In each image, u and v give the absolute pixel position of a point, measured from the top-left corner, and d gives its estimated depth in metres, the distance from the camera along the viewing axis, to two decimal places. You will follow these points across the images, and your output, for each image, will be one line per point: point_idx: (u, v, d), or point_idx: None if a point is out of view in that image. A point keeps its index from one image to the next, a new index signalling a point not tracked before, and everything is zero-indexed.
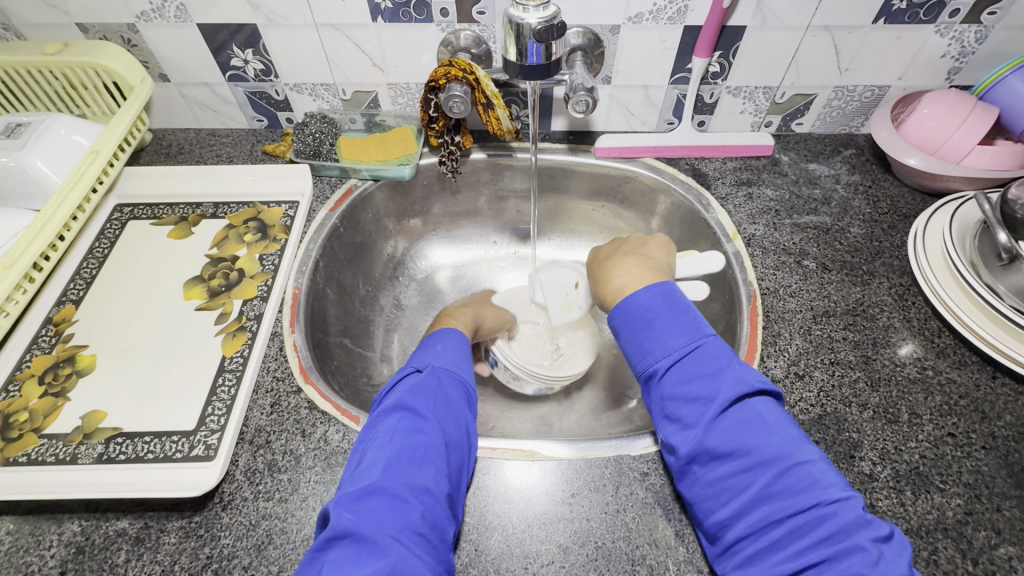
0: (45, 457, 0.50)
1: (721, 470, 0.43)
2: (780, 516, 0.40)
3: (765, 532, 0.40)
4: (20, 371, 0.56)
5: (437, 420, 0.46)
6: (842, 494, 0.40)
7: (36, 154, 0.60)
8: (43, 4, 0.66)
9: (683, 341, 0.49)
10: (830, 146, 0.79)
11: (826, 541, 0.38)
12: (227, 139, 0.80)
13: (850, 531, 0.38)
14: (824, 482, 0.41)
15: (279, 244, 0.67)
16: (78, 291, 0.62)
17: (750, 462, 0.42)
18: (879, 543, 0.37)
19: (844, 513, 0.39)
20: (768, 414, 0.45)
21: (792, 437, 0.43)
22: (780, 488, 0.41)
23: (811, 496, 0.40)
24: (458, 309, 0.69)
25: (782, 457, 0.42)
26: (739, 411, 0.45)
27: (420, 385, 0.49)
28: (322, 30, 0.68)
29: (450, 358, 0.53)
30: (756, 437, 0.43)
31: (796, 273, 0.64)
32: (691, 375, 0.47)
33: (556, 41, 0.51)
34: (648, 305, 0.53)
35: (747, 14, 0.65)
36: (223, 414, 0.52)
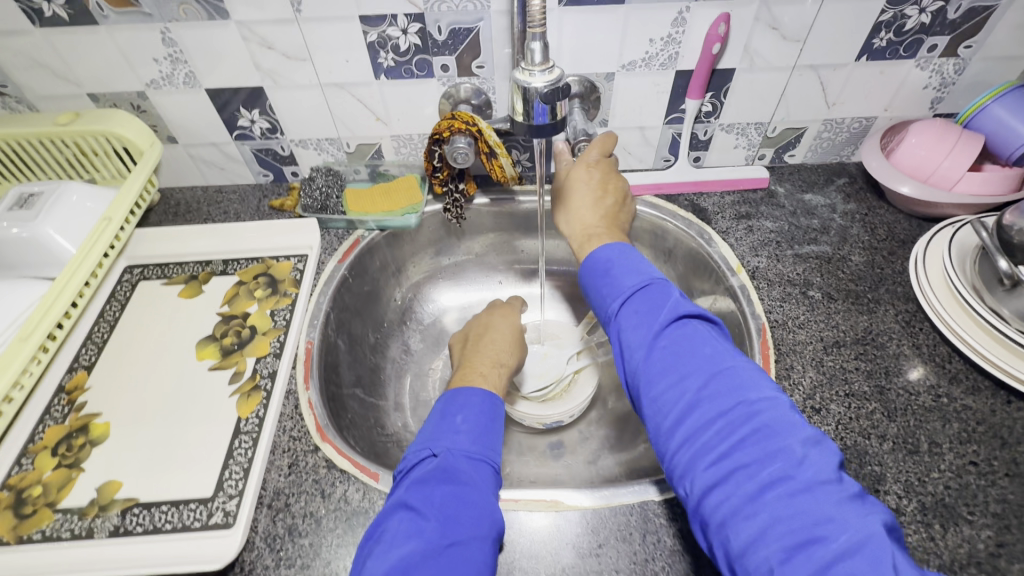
0: (60, 534, 0.49)
1: (660, 384, 0.44)
2: (710, 419, 0.41)
3: (698, 437, 0.40)
4: (32, 444, 0.55)
5: (439, 518, 0.42)
6: (769, 395, 0.41)
7: (48, 223, 0.61)
8: (56, 77, 0.68)
9: (635, 280, 0.51)
10: (823, 176, 0.81)
11: (753, 440, 0.38)
12: (233, 196, 0.82)
13: (777, 430, 0.38)
14: (752, 386, 0.41)
15: (289, 298, 0.67)
16: (90, 356, 0.62)
17: (684, 376, 0.43)
18: (805, 444, 0.38)
19: (770, 412, 0.39)
20: (705, 333, 0.46)
21: (727, 351, 0.44)
22: (711, 392, 0.42)
23: (739, 398, 0.41)
24: (489, 367, 0.63)
25: (715, 366, 0.43)
26: (680, 330, 0.46)
27: (427, 479, 0.45)
28: (327, 89, 0.70)
29: (468, 439, 0.49)
30: (693, 351, 0.44)
31: (803, 304, 0.65)
32: (639, 306, 0.48)
33: (561, 102, 0.54)
34: (609, 257, 0.54)
35: (735, 58, 0.68)
36: (241, 479, 0.52)
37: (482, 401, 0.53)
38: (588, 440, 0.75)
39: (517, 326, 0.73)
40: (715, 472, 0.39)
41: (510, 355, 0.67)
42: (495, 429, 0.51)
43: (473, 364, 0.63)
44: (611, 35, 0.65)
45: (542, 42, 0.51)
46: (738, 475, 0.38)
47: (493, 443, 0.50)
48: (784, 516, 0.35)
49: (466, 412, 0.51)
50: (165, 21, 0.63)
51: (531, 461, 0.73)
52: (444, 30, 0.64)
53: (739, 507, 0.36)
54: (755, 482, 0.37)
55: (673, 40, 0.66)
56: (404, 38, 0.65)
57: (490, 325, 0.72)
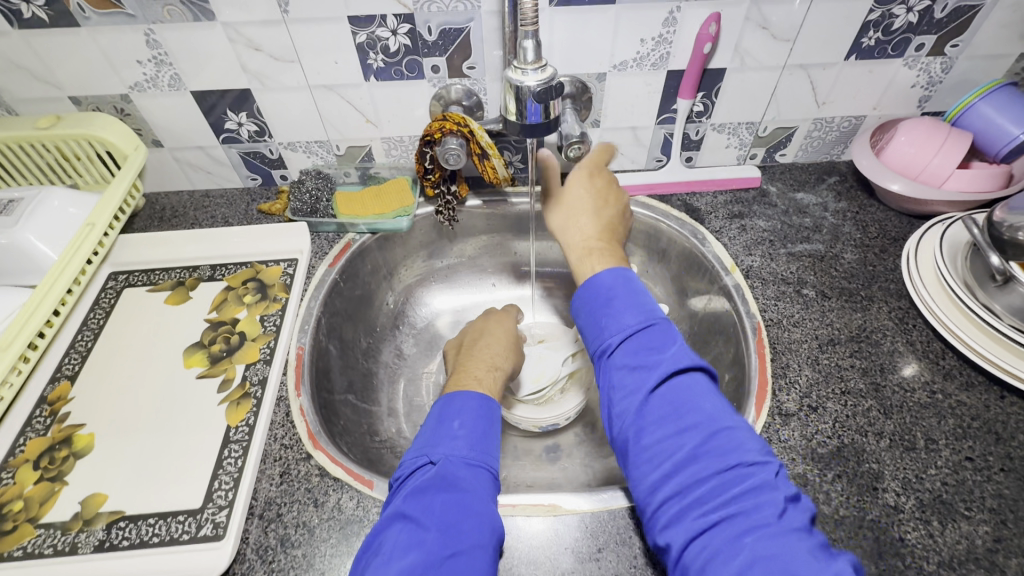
0: (42, 550, 0.47)
1: (654, 434, 0.44)
2: (701, 472, 0.41)
3: (686, 489, 0.41)
4: (13, 457, 0.53)
5: (438, 527, 0.42)
6: (760, 454, 0.41)
7: (29, 230, 0.59)
8: (36, 80, 0.67)
9: (637, 319, 0.50)
10: (814, 174, 0.81)
11: (740, 494, 0.39)
12: (221, 200, 0.80)
13: (762, 486, 0.39)
14: (745, 443, 0.42)
15: (279, 303, 0.66)
16: (73, 366, 0.61)
17: (680, 428, 0.43)
18: (788, 501, 0.39)
19: (758, 470, 0.40)
20: (703, 386, 0.46)
21: (722, 408, 0.45)
22: (704, 447, 0.42)
23: (731, 453, 0.41)
24: (484, 372, 0.62)
25: (712, 422, 0.43)
26: (677, 381, 0.46)
27: (426, 487, 0.44)
28: (316, 91, 0.70)
29: (465, 445, 0.48)
30: (691, 403, 0.44)
31: (797, 303, 0.65)
32: (640, 351, 0.48)
33: (554, 102, 0.53)
34: (609, 287, 0.53)
35: (726, 58, 0.68)
36: (231, 489, 0.51)
37: (478, 406, 0.52)
38: (584, 443, 0.74)
39: (514, 332, 0.73)
40: (699, 522, 0.39)
41: (506, 359, 0.67)
42: (491, 436, 0.51)
43: (467, 367, 0.62)
44: (602, 35, 0.65)
45: (535, 40, 0.50)
46: (722, 527, 0.38)
47: (490, 448, 0.49)
48: (762, 560, 0.35)
49: (465, 420, 0.50)
50: (149, 22, 0.61)
51: (527, 465, 0.72)
52: (434, 30, 0.63)
53: (721, 556, 0.37)
54: (737, 533, 0.37)
55: (664, 40, 0.66)
56: (394, 39, 0.64)
57: (488, 330, 0.72)
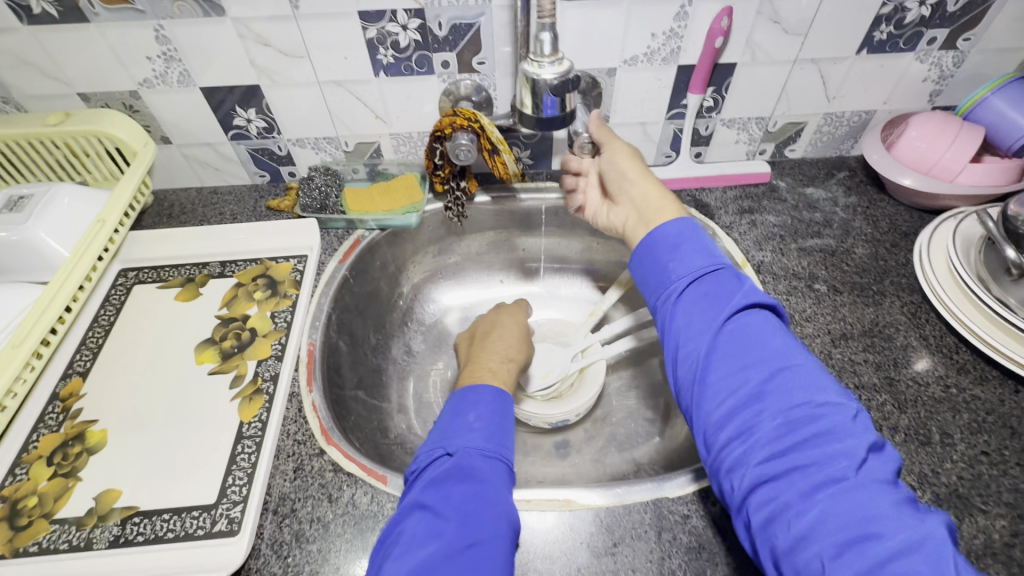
0: (58, 545, 0.47)
1: (719, 373, 0.44)
2: (772, 415, 0.41)
3: (753, 432, 0.40)
4: (26, 453, 0.53)
5: (457, 518, 0.42)
6: (837, 400, 0.41)
7: (40, 226, 0.59)
8: (45, 76, 0.66)
9: (704, 261, 0.50)
10: (823, 170, 0.81)
11: (812, 439, 0.39)
12: (229, 197, 0.80)
13: (838, 432, 0.39)
14: (819, 387, 0.42)
15: (290, 300, 0.66)
16: (84, 362, 0.60)
17: (749, 370, 0.43)
18: (867, 449, 0.38)
19: (832, 415, 0.40)
20: (771, 327, 0.46)
21: (793, 349, 0.45)
22: (775, 388, 0.42)
23: (803, 397, 0.41)
24: (498, 363, 0.62)
25: (780, 362, 0.43)
26: (745, 321, 0.46)
27: (445, 478, 0.44)
28: (325, 87, 0.69)
29: (482, 436, 0.48)
30: (760, 344, 0.44)
31: (809, 297, 0.65)
32: (706, 293, 0.48)
33: (570, 95, 0.53)
34: (675, 233, 0.52)
35: (737, 52, 0.68)
36: (245, 484, 0.50)
37: (493, 399, 0.52)
38: (594, 439, 0.74)
39: (525, 324, 0.73)
40: (770, 467, 0.39)
41: (520, 350, 0.67)
42: (507, 427, 0.51)
43: (480, 359, 0.62)
44: (613, 30, 0.64)
45: (552, 33, 0.50)
46: (793, 473, 0.38)
47: (506, 440, 0.49)
48: (835, 515, 0.35)
49: (480, 412, 0.50)
50: (158, 18, 0.61)
51: (538, 461, 0.72)
52: (444, 26, 0.63)
53: (794, 500, 0.37)
54: (810, 480, 0.37)
55: (675, 35, 0.65)
56: (404, 34, 0.64)
57: (499, 322, 0.72)
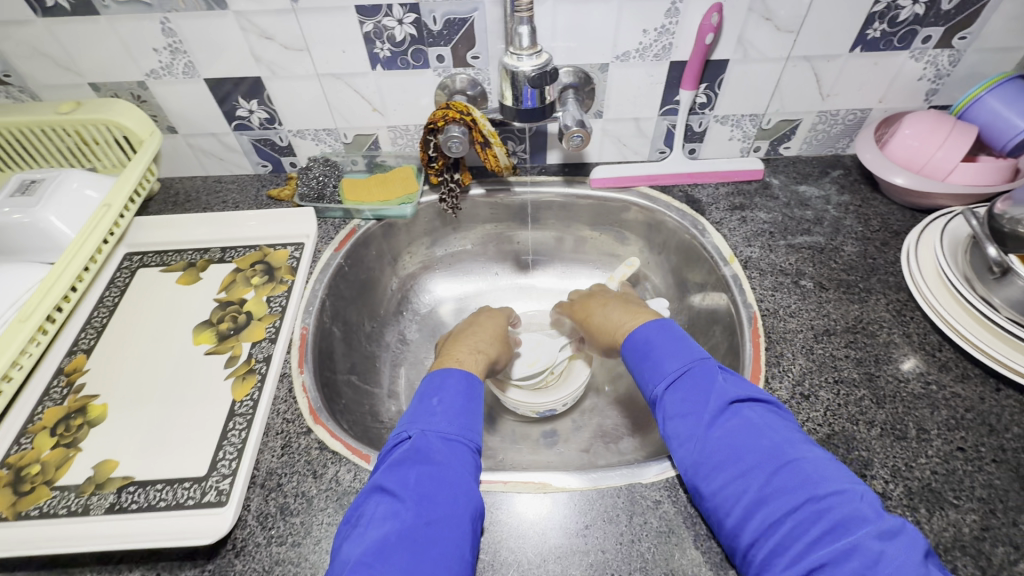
0: (57, 510, 0.50)
1: (720, 479, 0.45)
2: (781, 516, 0.41)
3: (770, 536, 0.41)
4: (32, 424, 0.56)
5: (414, 498, 0.43)
6: (839, 489, 0.41)
7: (49, 209, 0.62)
8: (58, 66, 0.69)
9: (679, 363, 0.54)
10: (818, 168, 0.81)
11: (824, 538, 0.39)
12: (232, 186, 0.83)
13: (849, 526, 0.39)
14: (819, 478, 0.42)
15: (285, 285, 0.68)
16: (89, 340, 0.63)
17: (746, 471, 0.44)
18: (879, 537, 0.38)
19: (840, 507, 0.40)
20: (758, 421, 0.47)
21: (787, 440, 0.46)
22: (776, 490, 0.43)
23: (805, 492, 0.42)
24: (466, 353, 0.64)
25: (776, 460, 0.44)
26: (733, 419, 0.48)
27: (403, 461, 0.46)
28: (324, 80, 0.71)
29: (443, 420, 0.50)
30: (752, 444, 0.46)
31: (794, 293, 0.65)
32: (686, 392, 0.51)
33: (549, 88, 0.55)
34: (646, 337, 0.58)
35: (729, 49, 0.68)
36: (234, 459, 0.53)
37: (459, 382, 0.55)
38: (580, 429, 0.75)
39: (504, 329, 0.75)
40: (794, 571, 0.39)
41: (493, 345, 0.69)
42: (471, 411, 0.53)
43: (450, 351, 0.65)
44: (605, 26, 0.65)
45: (530, 26, 0.51)
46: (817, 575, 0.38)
47: (470, 422, 0.51)
48: None
49: (441, 396, 0.53)
50: (165, 11, 0.64)
51: (523, 450, 0.73)
52: (439, 20, 0.65)
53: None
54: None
55: (666, 31, 0.66)
56: (400, 28, 0.65)
57: (478, 323, 0.74)
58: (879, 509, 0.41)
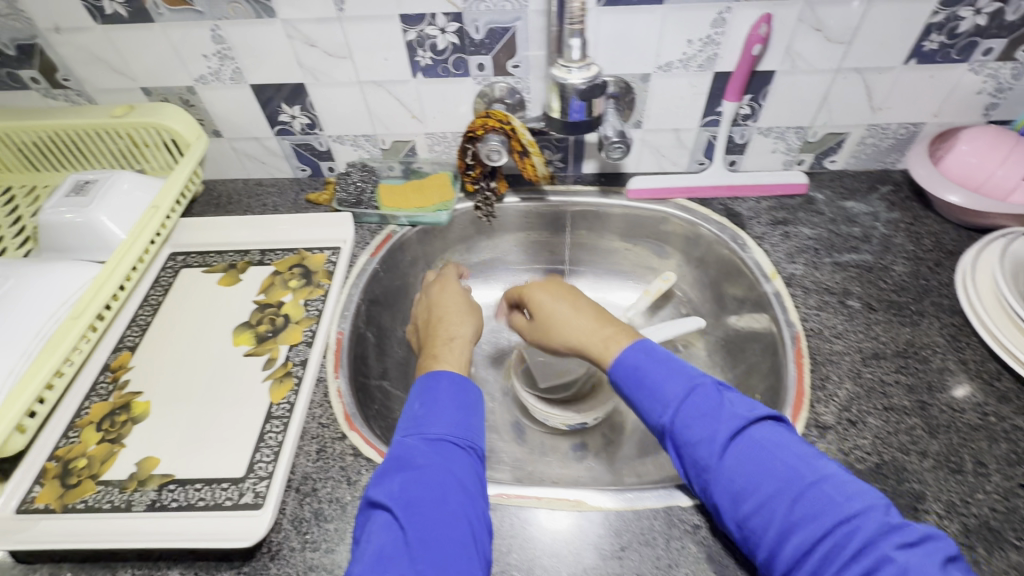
0: (101, 505, 0.51)
1: (742, 509, 0.42)
2: (811, 546, 0.38)
3: (804, 566, 0.38)
4: (79, 418, 0.58)
5: (402, 505, 0.44)
6: (863, 505, 0.38)
7: (102, 210, 0.64)
8: (114, 72, 0.72)
9: (679, 386, 0.48)
10: (865, 183, 0.78)
11: (859, 566, 0.36)
12: (272, 189, 0.84)
13: (881, 547, 0.36)
14: (838, 495, 0.39)
15: (322, 289, 0.69)
16: (134, 338, 0.65)
17: (765, 501, 0.41)
18: (914, 556, 0.36)
19: (868, 527, 0.37)
20: (767, 441, 0.43)
21: (800, 456, 0.42)
22: (802, 517, 0.39)
23: (833, 516, 0.39)
24: (445, 352, 0.61)
25: (796, 483, 0.41)
26: (740, 444, 0.43)
27: (386, 470, 0.47)
28: (365, 87, 0.72)
29: (422, 422, 0.51)
30: (764, 470, 0.42)
31: (841, 314, 0.63)
32: (687, 416, 0.46)
33: (598, 100, 0.55)
34: (632, 360, 0.51)
35: (776, 60, 0.66)
36: (271, 461, 0.53)
37: (447, 384, 0.55)
38: (610, 444, 0.74)
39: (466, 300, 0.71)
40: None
41: (462, 325, 0.67)
42: (459, 407, 0.53)
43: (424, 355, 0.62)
44: (649, 36, 0.64)
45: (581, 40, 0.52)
46: None
47: (452, 420, 0.52)
48: None
49: (420, 398, 0.54)
50: (216, 19, 0.65)
51: (552, 463, 0.72)
52: (482, 29, 0.65)
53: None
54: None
55: (711, 41, 0.65)
56: (442, 37, 0.66)
57: (436, 301, 0.70)
58: (897, 518, 0.38)
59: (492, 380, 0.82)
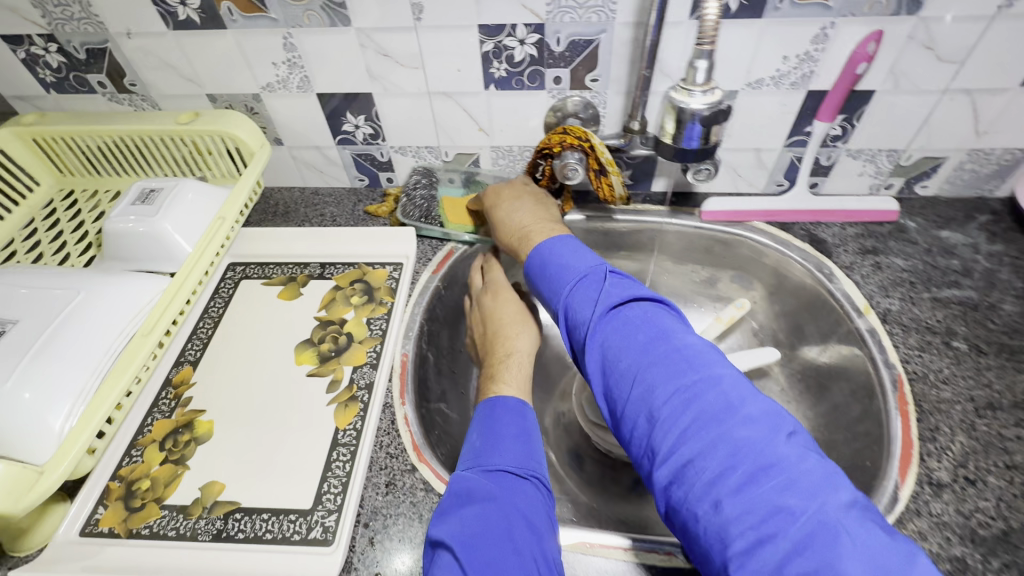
0: (167, 532, 0.49)
1: (610, 379, 0.45)
2: (658, 412, 0.41)
3: (650, 430, 0.41)
4: (141, 436, 0.56)
5: (462, 542, 0.41)
6: (713, 379, 0.41)
7: (167, 220, 0.63)
8: (181, 78, 0.71)
9: (574, 276, 0.52)
10: (961, 211, 0.73)
11: (697, 430, 0.39)
12: (330, 199, 0.82)
13: (719, 416, 0.39)
14: (692, 366, 0.42)
15: (385, 307, 0.67)
16: (195, 352, 0.63)
17: (624, 373, 0.44)
18: (750, 426, 0.38)
19: (712, 398, 0.40)
20: (640, 322, 0.46)
21: (666, 335, 0.45)
22: (656, 384, 0.42)
23: (682, 387, 0.41)
24: (508, 374, 0.57)
25: (654, 358, 0.43)
26: (613, 322, 0.47)
27: (447, 505, 0.45)
28: (434, 98, 0.70)
29: (479, 451, 0.48)
30: (628, 345, 0.45)
31: (946, 356, 0.58)
32: (578, 301, 0.50)
33: (717, 127, 0.52)
34: (543, 254, 0.56)
35: (878, 80, 0.62)
36: (339, 493, 0.51)
37: (510, 409, 0.52)
38: None
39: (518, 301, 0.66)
40: (670, 467, 0.39)
41: (518, 338, 0.61)
42: (517, 435, 0.50)
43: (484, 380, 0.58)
44: (742, 52, 0.60)
45: (709, 61, 0.48)
46: (692, 469, 0.38)
47: (512, 448, 0.48)
48: (735, 500, 0.36)
49: (479, 429, 0.51)
50: (289, 27, 0.63)
51: (617, 497, 0.69)
52: (563, 41, 0.62)
53: (698, 497, 0.37)
54: (704, 477, 0.38)
55: (810, 58, 0.60)
56: (521, 48, 0.63)
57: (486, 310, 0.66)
58: (745, 394, 0.40)
59: (550, 404, 0.79)
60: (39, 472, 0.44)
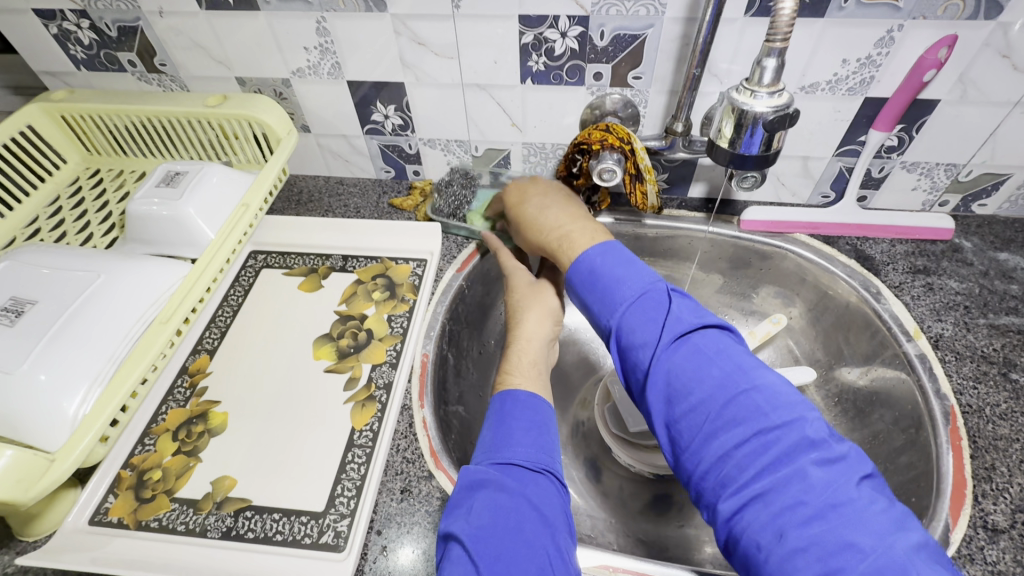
0: (175, 526, 0.48)
1: (676, 407, 0.42)
2: (729, 445, 0.38)
3: (719, 464, 0.38)
4: (155, 425, 0.55)
5: (471, 535, 0.39)
6: (790, 414, 0.38)
7: (191, 204, 0.61)
8: (211, 60, 0.69)
9: (634, 290, 0.48)
10: (1021, 232, 0.68)
11: (769, 468, 0.36)
12: (354, 189, 0.81)
13: (793, 454, 0.36)
14: (769, 402, 0.39)
15: (407, 304, 0.64)
16: (212, 341, 0.62)
17: (693, 404, 0.41)
18: (824, 466, 0.36)
19: (787, 435, 0.37)
20: (709, 348, 0.43)
21: (736, 365, 0.41)
22: (729, 417, 0.39)
23: (755, 422, 0.38)
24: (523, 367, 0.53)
25: (727, 389, 0.40)
26: (682, 346, 0.44)
27: (455, 498, 0.42)
28: (467, 90, 0.67)
29: (489, 443, 0.46)
30: (699, 375, 0.41)
31: (1003, 389, 0.54)
32: (641, 319, 0.46)
33: (781, 133, 0.48)
34: (593, 264, 0.52)
35: (944, 88, 0.58)
36: (353, 497, 0.49)
37: (524, 399, 0.49)
38: None
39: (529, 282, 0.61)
40: (736, 501, 0.37)
41: (532, 327, 0.57)
42: (530, 428, 0.47)
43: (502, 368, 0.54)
44: (797, 53, 0.57)
45: (778, 61, 0.45)
46: (763, 505, 0.36)
47: (524, 440, 0.45)
48: (809, 541, 0.34)
49: (489, 425, 0.48)
50: (323, 10, 0.61)
51: (637, 514, 0.66)
52: (607, 35, 0.59)
53: (760, 528, 0.35)
54: (771, 512, 0.35)
55: (871, 62, 0.56)
56: (561, 41, 0.60)
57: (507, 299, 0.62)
58: (823, 433, 0.38)
59: (569, 412, 0.76)
60: (50, 460, 0.43)
